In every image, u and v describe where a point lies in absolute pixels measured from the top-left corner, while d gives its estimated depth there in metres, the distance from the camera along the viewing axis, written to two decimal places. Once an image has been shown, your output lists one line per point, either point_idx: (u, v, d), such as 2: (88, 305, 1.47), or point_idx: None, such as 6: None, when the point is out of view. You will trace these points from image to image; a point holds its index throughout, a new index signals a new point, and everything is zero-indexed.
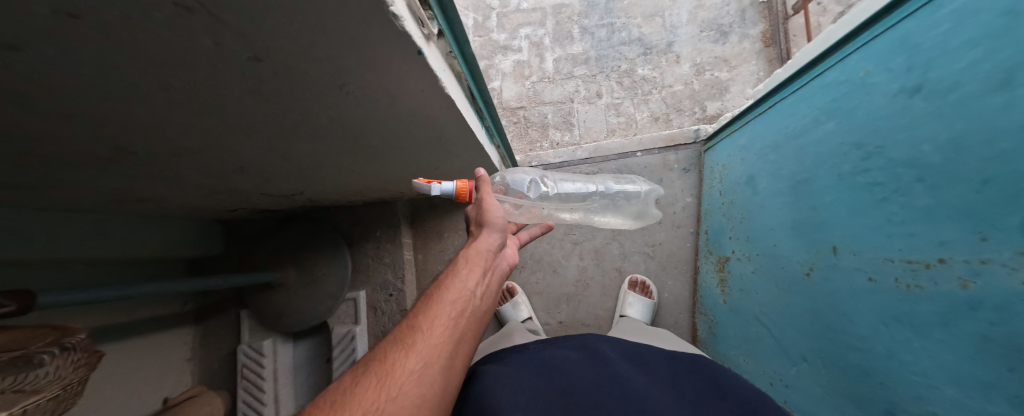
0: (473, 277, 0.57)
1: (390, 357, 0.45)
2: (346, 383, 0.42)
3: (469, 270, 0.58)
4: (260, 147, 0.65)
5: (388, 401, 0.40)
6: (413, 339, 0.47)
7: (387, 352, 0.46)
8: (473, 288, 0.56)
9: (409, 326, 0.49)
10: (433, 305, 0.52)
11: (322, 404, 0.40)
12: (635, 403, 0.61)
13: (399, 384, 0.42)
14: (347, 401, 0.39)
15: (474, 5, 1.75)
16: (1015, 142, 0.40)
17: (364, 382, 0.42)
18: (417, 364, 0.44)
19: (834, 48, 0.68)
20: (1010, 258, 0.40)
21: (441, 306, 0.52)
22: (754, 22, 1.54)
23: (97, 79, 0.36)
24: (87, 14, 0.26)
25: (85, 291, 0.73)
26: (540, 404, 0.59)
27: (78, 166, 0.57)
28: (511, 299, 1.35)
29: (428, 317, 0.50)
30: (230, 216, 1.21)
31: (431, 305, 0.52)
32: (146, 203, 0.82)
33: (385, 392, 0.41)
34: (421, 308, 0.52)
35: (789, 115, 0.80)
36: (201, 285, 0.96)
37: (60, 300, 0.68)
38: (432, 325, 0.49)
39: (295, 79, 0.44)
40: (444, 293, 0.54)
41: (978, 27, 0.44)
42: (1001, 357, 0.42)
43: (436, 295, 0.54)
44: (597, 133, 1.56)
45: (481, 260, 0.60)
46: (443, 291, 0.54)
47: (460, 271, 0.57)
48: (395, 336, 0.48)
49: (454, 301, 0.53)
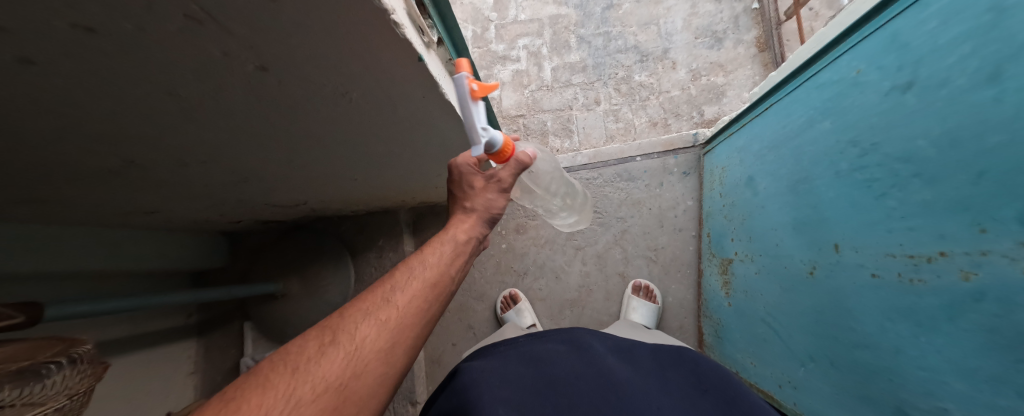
0: (454, 262, 0.56)
1: (360, 329, 0.43)
2: (309, 349, 0.40)
3: (453, 253, 0.56)
4: (265, 157, 0.67)
5: (353, 377, 0.39)
6: (386, 315, 0.45)
7: (357, 322, 0.43)
8: (451, 271, 0.55)
9: (384, 300, 0.46)
10: (413, 283, 0.49)
11: (282, 369, 0.38)
12: (619, 396, 0.60)
13: (366, 361, 0.41)
14: (310, 370, 0.38)
15: (472, 17, 1.79)
16: (1006, 134, 0.40)
17: (330, 353, 0.40)
18: (386, 342, 0.43)
19: (826, 49, 0.69)
20: (1010, 249, 0.40)
21: (420, 285, 0.50)
22: (747, 28, 1.57)
23: (108, 91, 0.37)
24: (102, 27, 0.27)
25: (92, 302, 0.74)
26: (523, 400, 0.60)
27: (89, 178, 0.58)
28: (514, 306, 1.33)
29: (406, 295, 0.48)
30: (235, 227, 1.22)
31: (410, 282, 0.49)
32: (152, 215, 0.83)
33: (351, 368, 0.40)
34: (399, 281, 0.49)
35: (785, 116, 0.81)
36: (206, 296, 0.99)
37: (69, 312, 0.69)
38: (408, 305, 0.47)
39: (300, 88, 0.46)
40: (425, 271, 0.52)
41: (964, 24, 0.45)
42: (1009, 349, 0.41)
43: (417, 272, 0.51)
44: (596, 139, 1.58)
45: (466, 245, 0.59)
46: (424, 270, 0.52)
47: (444, 251, 0.55)
48: (367, 306, 0.45)
49: (433, 283, 0.51)
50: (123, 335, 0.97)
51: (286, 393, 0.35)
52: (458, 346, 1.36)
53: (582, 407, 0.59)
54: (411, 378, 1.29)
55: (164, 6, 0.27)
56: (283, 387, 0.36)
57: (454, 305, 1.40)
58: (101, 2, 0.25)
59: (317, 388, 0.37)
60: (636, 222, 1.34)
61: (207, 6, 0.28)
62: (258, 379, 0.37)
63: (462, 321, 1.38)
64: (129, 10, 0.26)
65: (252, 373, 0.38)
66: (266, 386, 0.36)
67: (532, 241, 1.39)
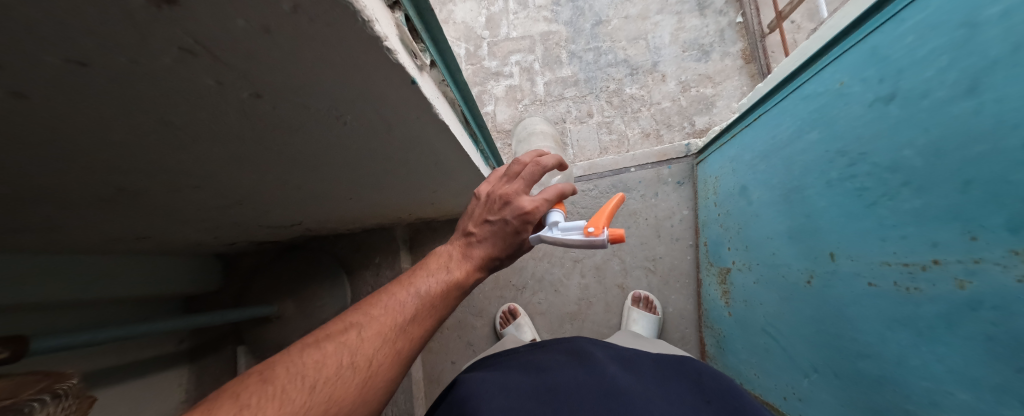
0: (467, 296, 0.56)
1: (376, 358, 0.43)
2: (327, 367, 0.41)
3: (468, 292, 0.56)
4: (259, 180, 0.66)
5: (361, 403, 0.41)
6: (401, 346, 0.46)
7: (374, 348, 0.44)
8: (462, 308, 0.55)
9: (402, 329, 0.46)
10: (430, 317, 0.50)
11: (300, 384, 0.38)
12: (620, 398, 0.60)
13: (375, 389, 0.42)
14: (326, 392, 0.39)
15: (465, 36, 1.83)
16: (989, 144, 0.41)
17: (346, 378, 0.41)
18: (395, 373, 0.45)
19: (810, 62, 0.71)
20: (1002, 257, 0.41)
21: (433, 319, 0.50)
22: (733, 41, 1.62)
23: (100, 122, 0.37)
24: (96, 62, 0.28)
25: (79, 333, 0.72)
26: (522, 404, 0.60)
27: (79, 206, 0.58)
28: (513, 321, 1.31)
29: (422, 328, 0.48)
30: (229, 249, 1.21)
31: (428, 316, 0.49)
32: (144, 240, 0.82)
33: (362, 394, 0.41)
34: (420, 312, 0.49)
35: (774, 126, 0.82)
36: (199, 322, 0.97)
37: (56, 344, 0.67)
38: (421, 339, 0.48)
39: (294, 113, 0.46)
40: (443, 306, 0.51)
41: (939, 38, 0.47)
42: (1011, 359, 0.41)
43: (436, 306, 0.51)
44: (590, 151, 1.60)
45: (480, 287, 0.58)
46: (440, 303, 0.51)
47: (462, 291, 0.55)
48: (385, 332, 0.45)
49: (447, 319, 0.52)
50: (111, 364, 0.94)
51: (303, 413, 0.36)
52: (458, 365, 1.33)
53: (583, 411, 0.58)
54: (409, 399, 1.25)
55: (158, 40, 0.27)
56: (300, 406, 0.37)
57: (453, 321, 1.37)
58: (95, 38, 0.25)
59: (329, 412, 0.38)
60: (633, 232, 1.34)
61: (202, 39, 0.29)
62: (276, 390, 0.37)
63: (461, 338, 1.36)
64: (124, 44, 0.27)
65: (270, 380, 0.38)
66: (284, 399, 0.37)
67: (530, 254, 1.39)
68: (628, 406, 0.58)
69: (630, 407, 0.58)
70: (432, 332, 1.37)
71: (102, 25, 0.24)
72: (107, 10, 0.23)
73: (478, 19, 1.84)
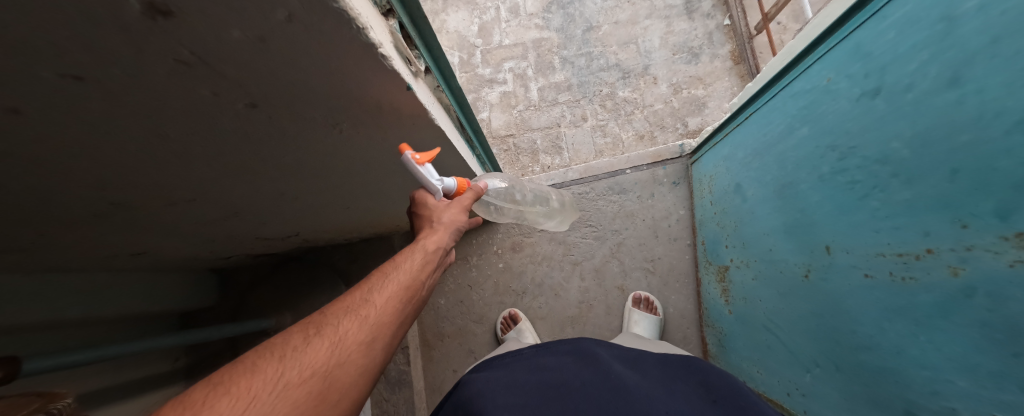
0: (425, 268, 0.55)
1: (342, 323, 0.42)
2: (294, 339, 0.40)
3: (426, 262, 0.55)
4: (254, 191, 0.66)
5: (337, 366, 0.39)
6: (367, 312, 0.44)
7: (338, 317, 0.43)
8: (423, 276, 0.54)
9: (363, 298, 0.46)
10: (390, 284, 0.49)
11: (269, 356, 0.38)
12: (625, 396, 0.60)
13: (349, 353, 0.40)
14: (296, 358, 0.38)
15: (458, 44, 1.86)
16: (972, 133, 0.42)
17: (315, 344, 0.39)
18: (367, 336, 0.42)
19: (798, 60, 0.72)
20: (993, 243, 0.41)
21: (394, 288, 0.49)
22: (722, 43, 1.66)
23: (94, 136, 0.37)
24: (90, 75, 0.28)
25: (72, 352, 0.70)
26: (525, 401, 0.60)
27: (72, 223, 0.57)
28: (514, 326, 1.30)
29: (385, 294, 0.47)
30: (225, 264, 1.20)
31: (386, 284, 0.48)
32: (138, 256, 0.81)
33: (334, 356, 0.39)
34: (379, 282, 0.49)
35: (765, 124, 0.84)
36: (195, 337, 0.96)
37: (51, 364, 0.66)
38: (387, 304, 0.46)
39: (290, 122, 0.46)
40: (400, 275, 0.51)
41: (920, 34, 0.48)
42: (1007, 343, 0.41)
43: (393, 275, 0.50)
44: (586, 155, 1.62)
45: (434, 254, 0.57)
46: (397, 274, 0.51)
47: (416, 259, 0.54)
48: (347, 304, 0.45)
49: (408, 285, 0.50)
50: (107, 384, 0.92)
51: (275, 378, 0.35)
52: (460, 372, 1.32)
53: (590, 410, 0.58)
54: (411, 409, 1.24)
55: (154, 51, 0.27)
56: (272, 373, 0.36)
57: (454, 329, 1.36)
58: (91, 53, 0.25)
59: (303, 374, 0.37)
60: (631, 234, 1.35)
61: (198, 50, 0.29)
62: (245, 365, 0.36)
63: (462, 346, 1.35)
64: (117, 56, 0.27)
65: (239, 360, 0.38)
66: (255, 370, 0.36)
67: (529, 258, 1.38)
68: (635, 406, 0.58)
69: (637, 407, 0.57)
70: (433, 340, 1.35)
71: (96, 37, 0.24)
72: (102, 23, 0.23)
73: (471, 27, 1.87)
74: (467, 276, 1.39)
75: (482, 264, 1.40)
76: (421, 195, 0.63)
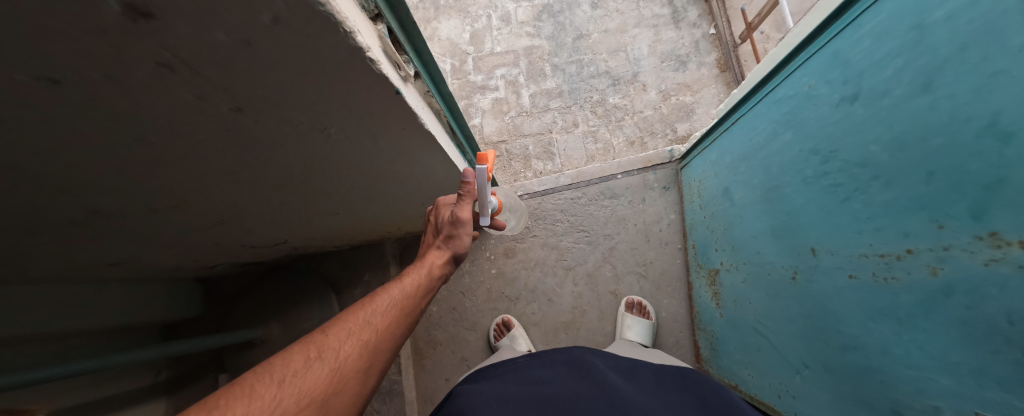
0: (426, 294, 0.57)
1: (342, 347, 0.43)
2: (294, 362, 0.40)
3: (430, 287, 0.58)
4: (238, 197, 0.64)
5: (333, 394, 0.40)
6: (368, 336, 0.46)
7: (340, 340, 0.44)
8: (424, 301, 0.56)
9: (366, 321, 0.47)
10: (392, 308, 0.51)
11: (268, 380, 0.38)
12: (619, 407, 0.59)
13: (345, 380, 0.42)
14: (295, 383, 0.38)
15: (450, 52, 1.87)
16: (946, 136, 0.44)
17: (316, 368, 0.40)
18: (365, 363, 0.44)
19: (780, 67, 0.74)
20: (969, 243, 0.43)
21: (394, 312, 0.50)
22: (708, 51, 1.70)
23: (73, 141, 0.36)
24: (69, 78, 0.27)
25: (45, 367, 0.67)
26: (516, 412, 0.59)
27: (48, 231, 0.55)
28: (507, 333, 1.29)
29: (386, 319, 0.49)
30: (210, 273, 1.16)
31: (390, 308, 0.50)
32: (119, 265, 0.78)
33: (333, 384, 0.40)
34: (383, 305, 0.50)
35: (750, 129, 0.86)
36: (177, 349, 0.92)
37: (22, 380, 0.63)
38: (388, 329, 0.48)
39: (275, 126, 0.45)
40: (403, 299, 0.53)
41: (893, 41, 0.50)
42: (985, 341, 0.42)
43: (396, 299, 0.52)
44: (577, 160, 1.64)
45: (437, 279, 0.59)
46: (399, 299, 0.52)
47: (419, 284, 0.56)
48: (349, 325, 0.46)
49: (409, 311, 0.52)
50: (83, 400, 0.88)
51: (274, 404, 0.36)
52: (452, 381, 1.29)
53: None
54: None
55: (135, 55, 0.27)
56: (270, 398, 0.36)
57: (446, 336, 1.34)
58: (70, 55, 0.25)
59: (301, 401, 0.37)
60: (623, 238, 1.35)
61: (181, 53, 0.28)
62: (242, 389, 0.37)
63: (455, 354, 1.32)
64: (98, 60, 0.26)
65: (235, 382, 0.37)
66: (253, 395, 0.36)
67: (522, 264, 1.38)
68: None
69: None
70: (425, 349, 1.33)
71: (75, 40, 0.24)
72: (82, 27, 0.23)
73: (463, 35, 1.89)
74: (460, 283, 1.38)
75: (475, 270, 1.38)
76: (443, 208, 0.66)
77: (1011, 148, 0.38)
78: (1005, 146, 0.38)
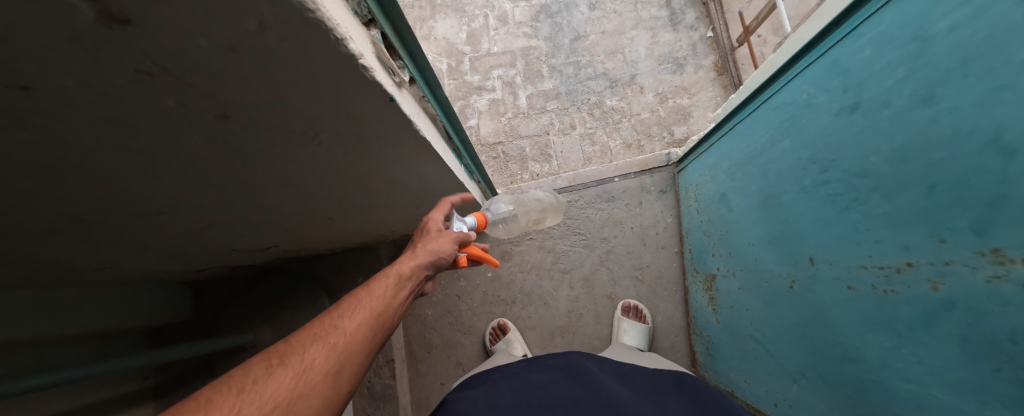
0: (399, 294, 0.54)
1: (309, 352, 0.42)
2: (255, 371, 0.39)
3: (403, 288, 0.55)
4: (228, 202, 0.62)
5: (300, 398, 0.38)
6: (336, 339, 0.44)
7: (305, 346, 0.42)
8: (398, 302, 0.53)
9: (332, 325, 0.46)
10: (361, 310, 0.48)
11: (227, 390, 0.37)
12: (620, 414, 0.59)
13: (312, 384, 0.39)
14: (256, 391, 0.37)
15: (446, 51, 1.85)
16: (948, 150, 0.44)
17: (277, 375, 0.39)
18: (335, 366, 0.42)
19: (778, 74, 0.74)
20: (970, 258, 0.43)
21: (365, 313, 0.48)
22: (705, 54, 1.70)
23: (46, 148, 0.34)
24: (41, 85, 0.25)
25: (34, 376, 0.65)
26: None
27: (26, 238, 0.52)
28: (504, 337, 1.28)
29: (355, 322, 0.47)
30: (200, 277, 1.13)
31: (359, 309, 0.48)
32: (103, 270, 0.75)
33: (299, 388, 0.38)
34: (351, 307, 0.48)
35: (747, 136, 0.86)
36: (165, 356, 0.89)
37: (15, 388, 0.61)
38: (356, 331, 0.46)
39: (263, 133, 0.43)
40: (373, 300, 0.50)
41: (894, 52, 0.50)
42: (987, 357, 0.43)
43: (365, 301, 0.50)
44: (574, 163, 1.63)
45: (412, 279, 0.56)
46: (369, 300, 0.50)
47: (391, 284, 0.54)
48: (316, 330, 0.45)
49: (381, 311, 0.50)
50: (66, 409, 0.84)
51: (232, 413, 0.34)
52: (447, 386, 1.28)
53: None
54: None
55: (111, 62, 0.25)
56: (228, 407, 0.35)
57: (442, 340, 1.33)
58: (37, 61, 0.23)
59: (263, 408, 0.36)
60: (619, 242, 1.35)
61: (161, 60, 0.26)
62: (198, 401, 0.35)
63: (450, 358, 1.31)
64: (70, 65, 0.24)
65: (195, 395, 0.36)
66: (210, 407, 0.35)
67: (518, 267, 1.37)
68: None
69: None
70: (420, 353, 1.31)
71: (43, 47, 0.22)
72: (50, 34, 0.21)
73: (459, 35, 1.86)
74: (456, 286, 1.37)
75: (470, 273, 1.37)
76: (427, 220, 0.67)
77: (1014, 164, 0.38)
78: (1007, 161, 0.38)
